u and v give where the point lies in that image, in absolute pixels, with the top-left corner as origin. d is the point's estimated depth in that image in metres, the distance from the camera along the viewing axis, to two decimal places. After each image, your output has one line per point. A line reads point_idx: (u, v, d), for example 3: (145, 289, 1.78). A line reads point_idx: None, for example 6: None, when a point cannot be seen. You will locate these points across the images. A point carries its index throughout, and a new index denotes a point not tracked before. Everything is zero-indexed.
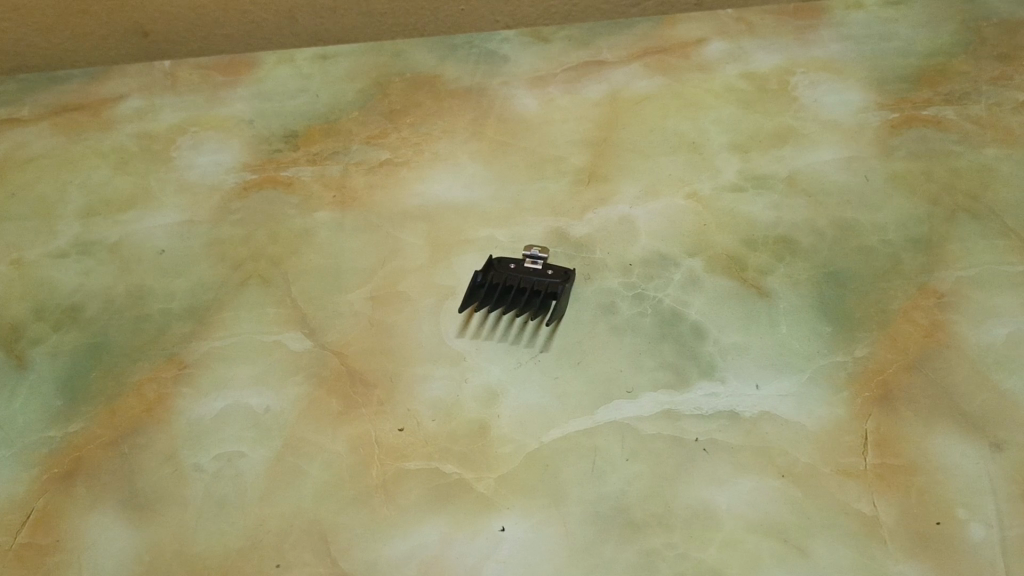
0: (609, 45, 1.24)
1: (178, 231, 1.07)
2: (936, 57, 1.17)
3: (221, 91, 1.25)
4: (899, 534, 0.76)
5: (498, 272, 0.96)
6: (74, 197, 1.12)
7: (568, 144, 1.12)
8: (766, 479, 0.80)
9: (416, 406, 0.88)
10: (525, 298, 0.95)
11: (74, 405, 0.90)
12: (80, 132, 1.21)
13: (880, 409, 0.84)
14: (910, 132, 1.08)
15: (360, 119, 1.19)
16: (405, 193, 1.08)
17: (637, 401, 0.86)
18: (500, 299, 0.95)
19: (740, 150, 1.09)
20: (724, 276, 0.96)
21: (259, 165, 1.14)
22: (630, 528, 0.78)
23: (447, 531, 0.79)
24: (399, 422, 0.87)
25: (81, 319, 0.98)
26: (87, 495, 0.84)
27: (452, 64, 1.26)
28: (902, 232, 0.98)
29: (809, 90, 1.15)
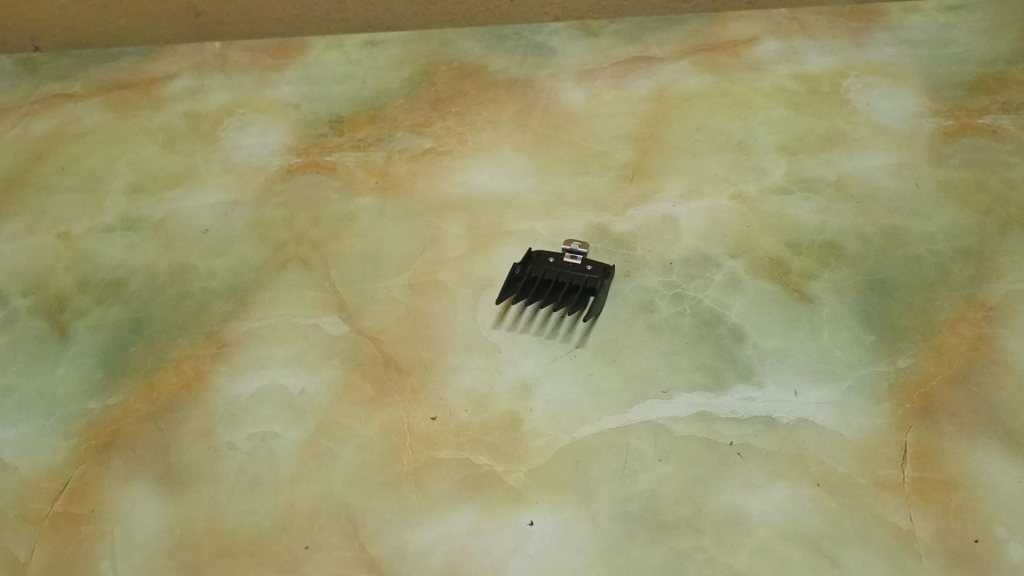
0: (658, 41, 1.23)
1: (222, 211, 1.07)
2: (995, 64, 1.14)
3: (270, 73, 1.26)
4: (936, 550, 0.74)
5: (537, 264, 0.96)
6: (122, 173, 1.13)
7: (613, 139, 1.11)
8: (801, 487, 0.79)
9: (449, 395, 0.88)
10: (563, 292, 0.94)
11: (114, 378, 0.92)
12: (131, 109, 1.22)
13: (921, 421, 0.82)
14: (964, 140, 1.06)
15: (405, 107, 1.19)
16: (447, 182, 1.08)
17: (672, 401, 0.86)
18: (538, 292, 0.95)
19: (788, 152, 1.07)
20: (766, 279, 0.95)
21: (304, 149, 1.14)
22: (660, 529, 0.77)
23: (475, 521, 0.79)
24: (431, 410, 0.87)
25: (124, 294, 1.00)
26: (123, 466, 0.85)
27: (499, 55, 1.25)
28: (951, 241, 0.96)
29: (861, 93, 1.13)
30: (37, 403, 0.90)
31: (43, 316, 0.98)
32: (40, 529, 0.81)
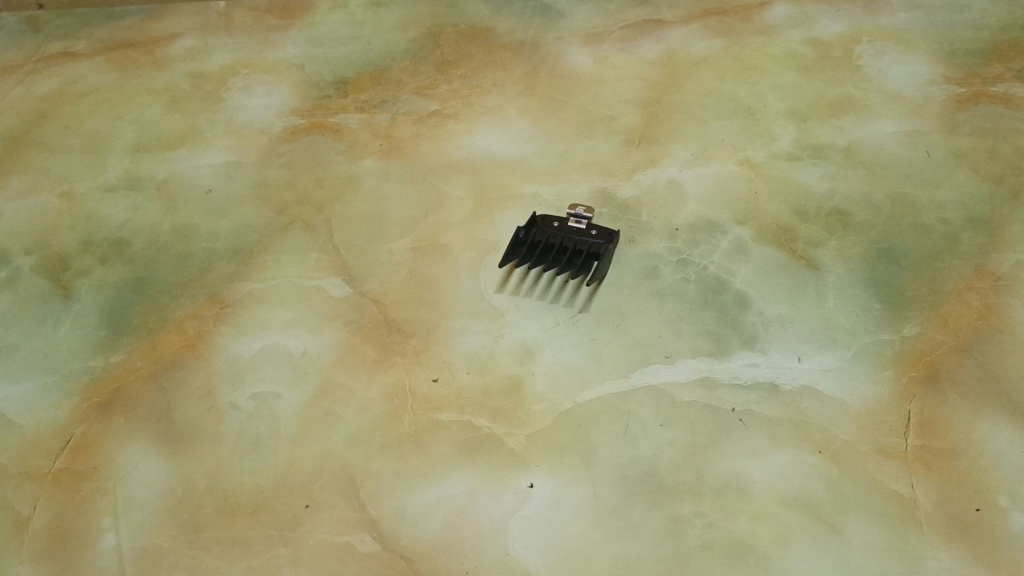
0: (668, 4, 1.21)
1: (224, 172, 1.07)
2: (1011, 31, 1.12)
3: (274, 34, 1.24)
4: (937, 518, 0.74)
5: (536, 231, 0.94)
6: (125, 133, 1.13)
7: (620, 104, 1.09)
8: (802, 454, 0.79)
9: (451, 358, 0.88)
10: (563, 259, 0.93)
11: (117, 337, 0.92)
12: (134, 69, 1.21)
13: (925, 391, 0.82)
14: (977, 108, 1.04)
15: (410, 69, 1.18)
16: (452, 145, 1.07)
17: (675, 366, 0.85)
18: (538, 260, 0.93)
19: (797, 118, 1.06)
20: (772, 246, 0.94)
21: (307, 111, 1.13)
22: (660, 494, 0.77)
23: (475, 484, 0.79)
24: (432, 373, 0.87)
25: (127, 254, 0.99)
26: (125, 424, 0.85)
27: (506, 17, 1.24)
28: (961, 210, 0.95)
29: (874, 60, 1.11)
30: (40, 361, 0.90)
31: (46, 274, 0.98)
32: (41, 487, 0.81)
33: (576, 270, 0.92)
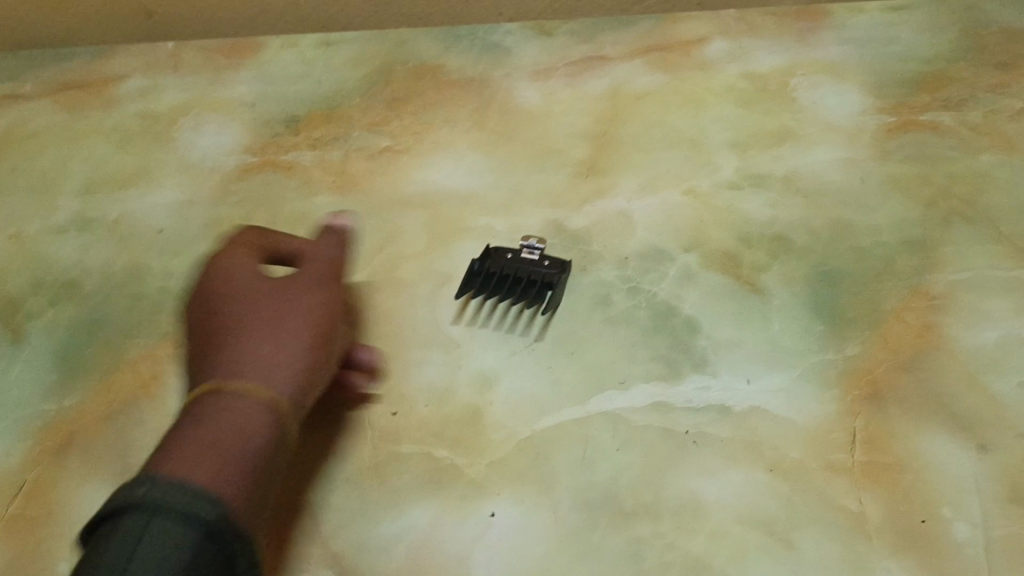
0: (611, 41, 1.23)
1: (177, 211, 1.07)
2: (937, 62, 1.18)
3: (224, 74, 1.23)
4: (885, 530, 0.77)
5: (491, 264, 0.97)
6: (74, 173, 1.12)
7: (568, 137, 1.12)
8: (754, 472, 0.81)
9: (409, 390, 0.89)
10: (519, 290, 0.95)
11: (71, 379, 0.91)
12: (82, 109, 1.20)
13: (869, 407, 0.85)
14: (907, 136, 1.09)
15: (361, 105, 1.18)
16: (405, 180, 1.09)
17: (630, 392, 0.87)
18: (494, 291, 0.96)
19: (738, 148, 1.09)
20: (719, 272, 0.97)
21: (259, 148, 1.13)
22: (619, 517, 0.79)
23: (437, 514, 0.80)
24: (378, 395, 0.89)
25: (78, 295, 0.99)
26: (80, 467, 0.84)
27: (455, 54, 1.24)
28: (896, 233, 0.99)
29: (809, 91, 1.15)
30: None
31: None
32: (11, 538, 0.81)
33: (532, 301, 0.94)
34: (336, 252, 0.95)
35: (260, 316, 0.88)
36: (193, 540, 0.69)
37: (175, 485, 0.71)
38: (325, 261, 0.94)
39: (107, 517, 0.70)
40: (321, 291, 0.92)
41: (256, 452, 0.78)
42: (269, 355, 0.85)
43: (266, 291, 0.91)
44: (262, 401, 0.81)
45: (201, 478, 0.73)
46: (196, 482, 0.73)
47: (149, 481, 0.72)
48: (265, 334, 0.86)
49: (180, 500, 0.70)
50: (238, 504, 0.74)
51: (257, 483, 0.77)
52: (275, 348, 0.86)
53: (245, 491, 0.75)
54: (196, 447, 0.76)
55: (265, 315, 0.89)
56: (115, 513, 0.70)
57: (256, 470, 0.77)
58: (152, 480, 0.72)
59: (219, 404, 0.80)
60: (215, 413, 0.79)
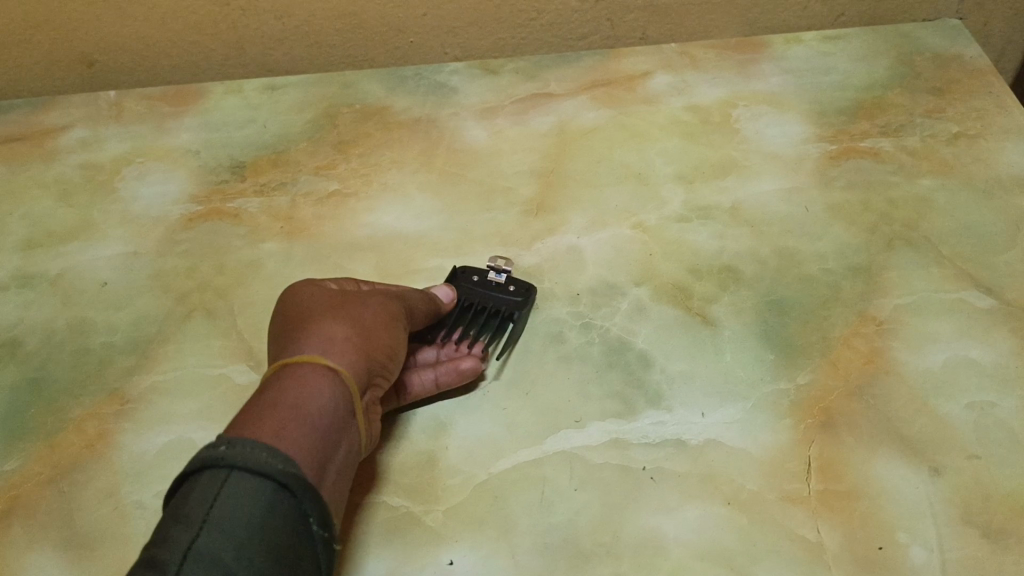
0: (556, 77, 1.24)
1: (121, 263, 1.05)
2: (874, 90, 1.20)
3: (168, 121, 1.21)
4: (843, 560, 0.77)
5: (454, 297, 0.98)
6: (13, 228, 1.09)
7: (516, 175, 1.12)
8: (712, 506, 0.81)
9: (393, 422, 0.88)
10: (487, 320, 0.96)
11: (12, 442, 0.88)
12: (20, 162, 1.17)
13: (823, 435, 0.86)
14: (849, 162, 1.11)
15: (308, 149, 1.17)
16: (353, 223, 1.08)
17: (586, 430, 0.87)
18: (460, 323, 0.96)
19: (685, 181, 1.10)
20: (670, 305, 0.97)
21: (205, 196, 1.12)
22: (579, 559, 0.78)
23: (395, 565, 0.78)
24: (423, 385, 0.88)
25: (20, 354, 0.96)
26: (24, 534, 0.82)
27: (401, 95, 1.24)
28: (842, 260, 1.01)
29: (752, 122, 1.17)
30: None
31: None
32: None
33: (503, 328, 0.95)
34: (434, 306, 0.92)
35: (328, 301, 0.81)
36: (292, 485, 0.62)
37: (262, 443, 0.63)
38: (420, 309, 0.90)
39: (188, 475, 0.63)
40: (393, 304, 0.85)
41: (329, 415, 0.70)
42: (340, 337, 0.76)
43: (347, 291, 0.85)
44: (336, 372, 0.72)
45: (267, 436, 0.65)
46: (288, 449, 0.65)
47: (226, 438, 0.64)
48: (343, 314, 0.79)
49: (272, 456, 0.63)
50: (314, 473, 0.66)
51: (325, 455, 0.68)
52: (362, 323, 0.79)
53: (318, 460, 0.67)
54: (269, 413, 0.67)
55: (330, 305, 0.80)
56: (196, 469, 0.63)
57: (338, 440, 0.71)
58: (227, 440, 0.64)
59: (293, 372, 0.71)
60: (286, 380, 0.71)
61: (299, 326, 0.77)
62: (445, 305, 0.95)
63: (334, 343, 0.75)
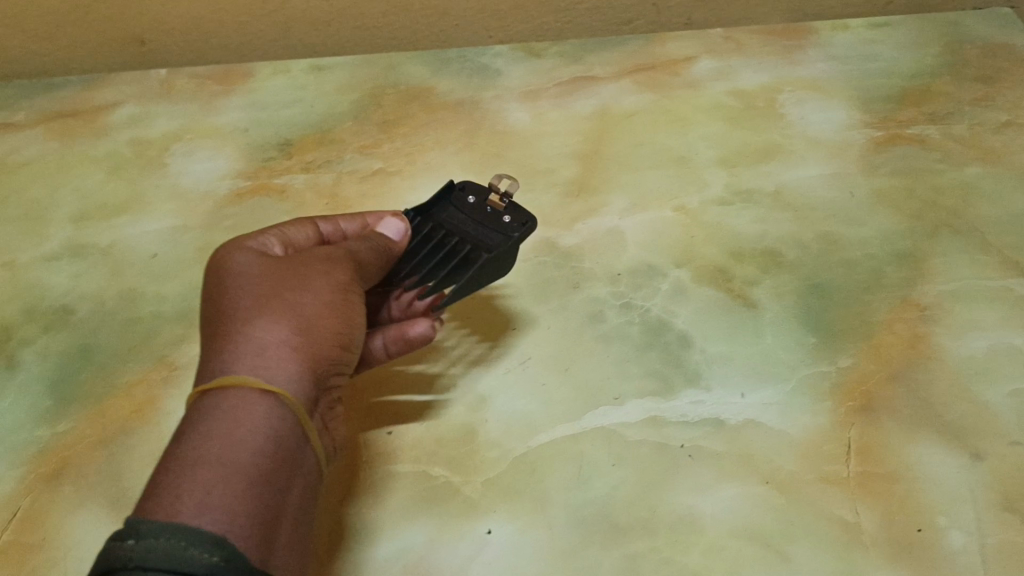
0: (599, 61, 1.25)
1: (170, 236, 1.07)
2: (920, 77, 1.19)
3: (216, 100, 1.23)
4: (881, 541, 0.77)
5: (445, 218, 0.93)
6: (66, 200, 1.12)
7: (558, 157, 1.13)
8: (750, 485, 0.81)
9: (369, 436, 0.87)
10: (458, 241, 0.90)
11: (64, 405, 0.91)
12: (74, 138, 1.20)
13: (863, 418, 0.86)
14: (893, 149, 1.10)
15: (353, 129, 1.19)
16: (396, 201, 1.09)
17: (624, 407, 0.88)
18: (431, 240, 0.91)
19: (727, 165, 1.10)
20: (711, 287, 0.97)
21: (252, 173, 1.14)
22: (615, 533, 0.79)
23: (433, 534, 0.80)
24: (375, 352, 0.86)
25: (72, 321, 0.99)
26: (74, 493, 0.84)
27: (445, 77, 1.25)
28: (885, 246, 1.00)
29: (795, 108, 1.17)
30: None
31: None
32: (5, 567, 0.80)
33: (467, 250, 0.88)
34: (386, 255, 0.85)
35: (258, 288, 0.73)
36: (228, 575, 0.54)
37: (180, 525, 0.54)
38: (370, 262, 0.83)
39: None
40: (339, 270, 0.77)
41: (265, 452, 0.62)
42: (272, 346, 0.68)
43: (283, 266, 0.76)
44: (271, 394, 0.65)
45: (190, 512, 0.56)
46: (218, 519, 0.57)
47: (134, 528, 0.54)
48: (277, 311, 0.71)
49: (192, 546, 0.53)
50: (255, 531, 0.59)
51: (264, 507, 0.61)
52: (298, 318, 0.71)
53: (257, 515, 0.60)
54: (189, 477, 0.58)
55: (262, 294, 0.72)
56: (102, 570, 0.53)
57: (282, 475, 0.64)
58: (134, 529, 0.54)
59: (218, 405, 0.64)
60: (215, 418, 0.63)
61: (225, 335, 0.69)
62: (398, 242, 0.88)
63: (265, 354, 0.68)
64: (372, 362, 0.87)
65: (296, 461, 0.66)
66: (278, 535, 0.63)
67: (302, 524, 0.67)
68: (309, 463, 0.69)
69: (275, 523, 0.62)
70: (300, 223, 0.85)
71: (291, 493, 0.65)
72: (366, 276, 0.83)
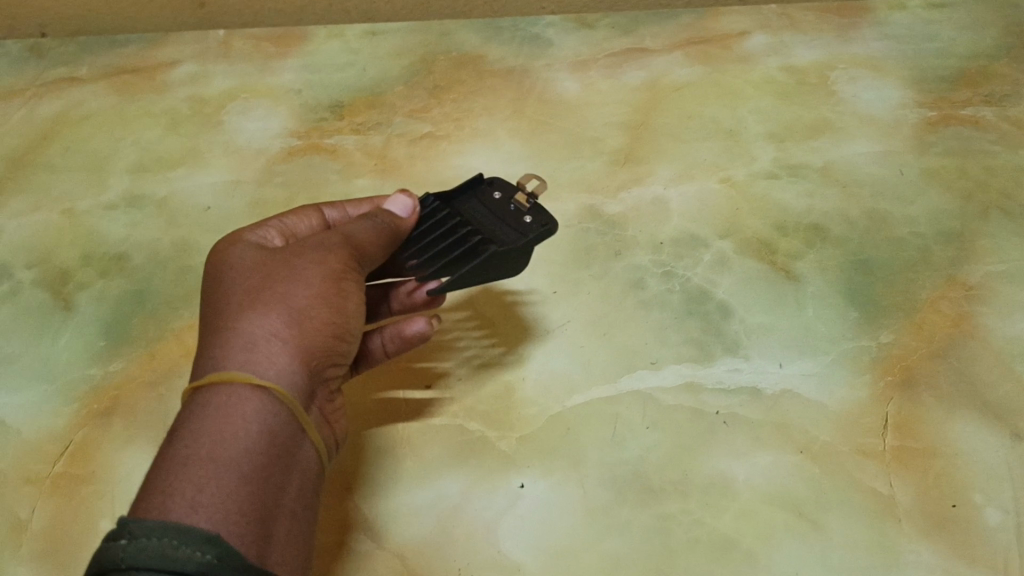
0: (651, 33, 1.24)
1: (223, 190, 1.10)
2: (978, 59, 1.17)
3: (272, 61, 1.26)
4: (915, 515, 0.78)
5: (465, 206, 0.85)
6: (125, 153, 1.15)
7: (606, 126, 1.13)
8: (784, 454, 0.82)
9: (378, 418, 0.86)
10: (474, 228, 0.82)
11: (117, 347, 0.94)
12: (134, 94, 1.23)
13: (902, 393, 0.85)
14: (946, 130, 1.09)
15: (404, 93, 1.20)
16: (443, 165, 1.11)
17: (661, 372, 0.88)
18: (446, 224, 0.82)
19: (776, 139, 1.10)
20: (754, 259, 0.97)
21: (304, 132, 1.16)
22: (648, 493, 0.80)
23: (467, 485, 0.81)
24: (372, 349, 0.82)
25: (127, 268, 1.02)
26: (123, 430, 0.88)
27: (497, 45, 1.26)
28: (933, 225, 0.99)
29: (848, 85, 1.16)
30: (40, 370, 0.93)
31: (47, 288, 1.00)
32: (56, 497, 0.84)
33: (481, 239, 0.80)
34: (391, 236, 0.76)
35: (253, 281, 0.68)
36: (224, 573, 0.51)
37: (169, 524, 0.51)
38: (371, 245, 0.74)
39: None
40: (340, 248, 0.71)
41: (258, 448, 0.59)
42: (263, 338, 0.64)
43: (278, 255, 0.71)
44: (264, 389, 0.61)
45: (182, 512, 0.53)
46: (211, 517, 0.54)
47: (125, 527, 0.51)
48: (268, 300, 0.66)
49: (183, 545, 0.50)
50: (251, 529, 0.55)
51: (262, 504, 0.57)
52: (293, 310, 0.66)
53: (254, 512, 0.56)
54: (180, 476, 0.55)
55: (253, 285, 0.67)
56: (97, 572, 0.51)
57: (279, 472, 0.60)
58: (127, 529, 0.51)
59: (208, 404, 0.60)
60: (205, 416, 0.59)
61: (216, 331, 0.65)
62: (405, 220, 0.79)
63: (256, 348, 0.63)
64: (371, 361, 0.83)
65: (295, 457, 0.63)
66: (278, 531, 0.59)
67: (305, 520, 0.63)
68: (310, 461, 0.65)
69: (274, 519, 0.58)
70: (301, 211, 0.81)
71: (290, 489, 0.61)
72: (369, 257, 0.74)
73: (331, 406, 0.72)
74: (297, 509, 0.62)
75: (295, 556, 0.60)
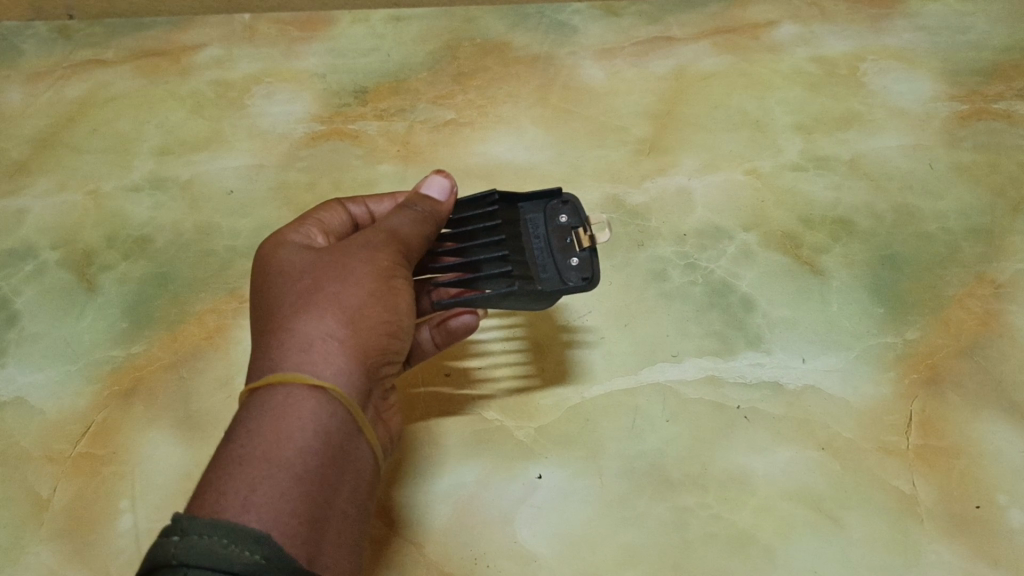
0: (679, 22, 1.23)
1: (246, 174, 1.10)
2: (1013, 52, 1.15)
3: (297, 46, 1.25)
4: (937, 514, 0.77)
5: (525, 217, 0.82)
6: (150, 135, 1.15)
7: (631, 115, 1.12)
8: (805, 449, 0.81)
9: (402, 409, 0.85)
10: (513, 253, 0.79)
11: (139, 329, 0.95)
12: (160, 76, 1.22)
13: (927, 391, 0.84)
14: (978, 124, 1.07)
15: (428, 79, 1.20)
16: (466, 151, 1.10)
17: (681, 365, 0.87)
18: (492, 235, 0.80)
19: (804, 131, 1.08)
20: (778, 252, 0.96)
21: (328, 117, 1.16)
22: (666, 486, 0.80)
23: (485, 474, 0.81)
24: (421, 344, 0.79)
25: (150, 250, 1.02)
26: (144, 411, 0.89)
27: (522, 32, 1.25)
28: (962, 221, 0.98)
29: (878, 77, 1.14)
30: (63, 350, 0.94)
31: (71, 268, 1.01)
32: (78, 476, 0.85)
33: (518, 272, 0.77)
34: (434, 223, 0.74)
35: (302, 284, 0.68)
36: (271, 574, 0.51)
37: (222, 523, 0.51)
38: (418, 241, 0.73)
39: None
40: (387, 245, 0.70)
41: (313, 449, 0.58)
42: (319, 339, 0.64)
43: (325, 255, 0.70)
44: (319, 392, 0.61)
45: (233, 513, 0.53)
46: (264, 517, 0.54)
47: (179, 525, 0.51)
48: (320, 302, 0.66)
49: (234, 545, 0.50)
50: (305, 530, 0.55)
51: (315, 504, 0.57)
52: (344, 311, 0.65)
53: (306, 513, 0.56)
54: (234, 476, 0.55)
55: (305, 286, 0.67)
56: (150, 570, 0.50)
57: (332, 473, 0.60)
58: (181, 527, 0.51)
59: (263, 404, 0.60)
60: (261, 420, 0.59)
61: (271, 332, 0.65)
62: (443, 204, 0.76)
63: (312, 349, 0.63)
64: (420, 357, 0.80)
65: (348, 457, 0.62)
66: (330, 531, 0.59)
67: (354, 521, 0.63)
68: (364, 459, 0.64)
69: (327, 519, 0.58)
70: (330, 206, 0.81)
71: (342, 489, 0.61)
72: (417, 252, 0.73)
73: (384, 404, 0.72)
74: (348, 509, 0.62)
75: (342, 559, 0.60)
